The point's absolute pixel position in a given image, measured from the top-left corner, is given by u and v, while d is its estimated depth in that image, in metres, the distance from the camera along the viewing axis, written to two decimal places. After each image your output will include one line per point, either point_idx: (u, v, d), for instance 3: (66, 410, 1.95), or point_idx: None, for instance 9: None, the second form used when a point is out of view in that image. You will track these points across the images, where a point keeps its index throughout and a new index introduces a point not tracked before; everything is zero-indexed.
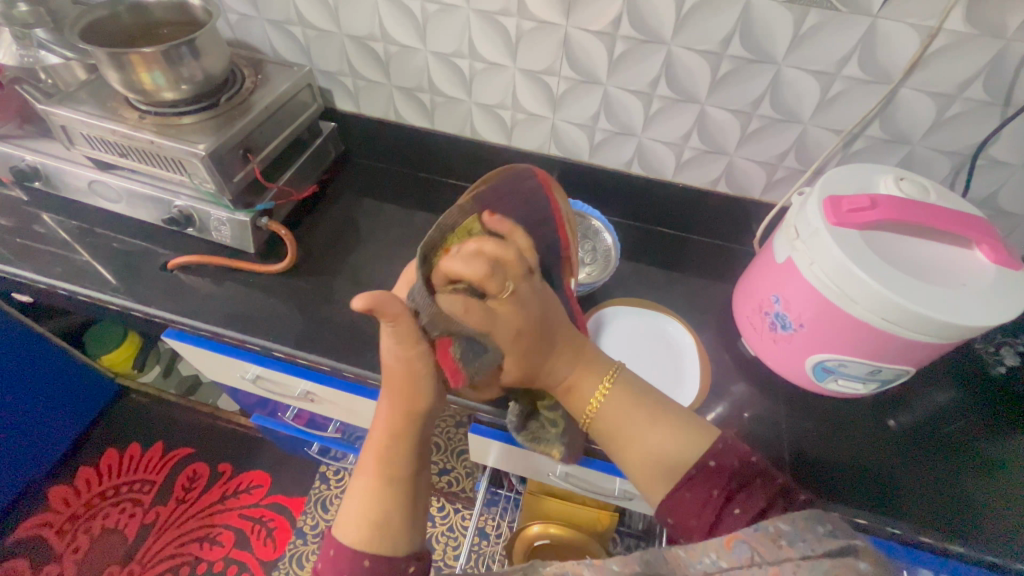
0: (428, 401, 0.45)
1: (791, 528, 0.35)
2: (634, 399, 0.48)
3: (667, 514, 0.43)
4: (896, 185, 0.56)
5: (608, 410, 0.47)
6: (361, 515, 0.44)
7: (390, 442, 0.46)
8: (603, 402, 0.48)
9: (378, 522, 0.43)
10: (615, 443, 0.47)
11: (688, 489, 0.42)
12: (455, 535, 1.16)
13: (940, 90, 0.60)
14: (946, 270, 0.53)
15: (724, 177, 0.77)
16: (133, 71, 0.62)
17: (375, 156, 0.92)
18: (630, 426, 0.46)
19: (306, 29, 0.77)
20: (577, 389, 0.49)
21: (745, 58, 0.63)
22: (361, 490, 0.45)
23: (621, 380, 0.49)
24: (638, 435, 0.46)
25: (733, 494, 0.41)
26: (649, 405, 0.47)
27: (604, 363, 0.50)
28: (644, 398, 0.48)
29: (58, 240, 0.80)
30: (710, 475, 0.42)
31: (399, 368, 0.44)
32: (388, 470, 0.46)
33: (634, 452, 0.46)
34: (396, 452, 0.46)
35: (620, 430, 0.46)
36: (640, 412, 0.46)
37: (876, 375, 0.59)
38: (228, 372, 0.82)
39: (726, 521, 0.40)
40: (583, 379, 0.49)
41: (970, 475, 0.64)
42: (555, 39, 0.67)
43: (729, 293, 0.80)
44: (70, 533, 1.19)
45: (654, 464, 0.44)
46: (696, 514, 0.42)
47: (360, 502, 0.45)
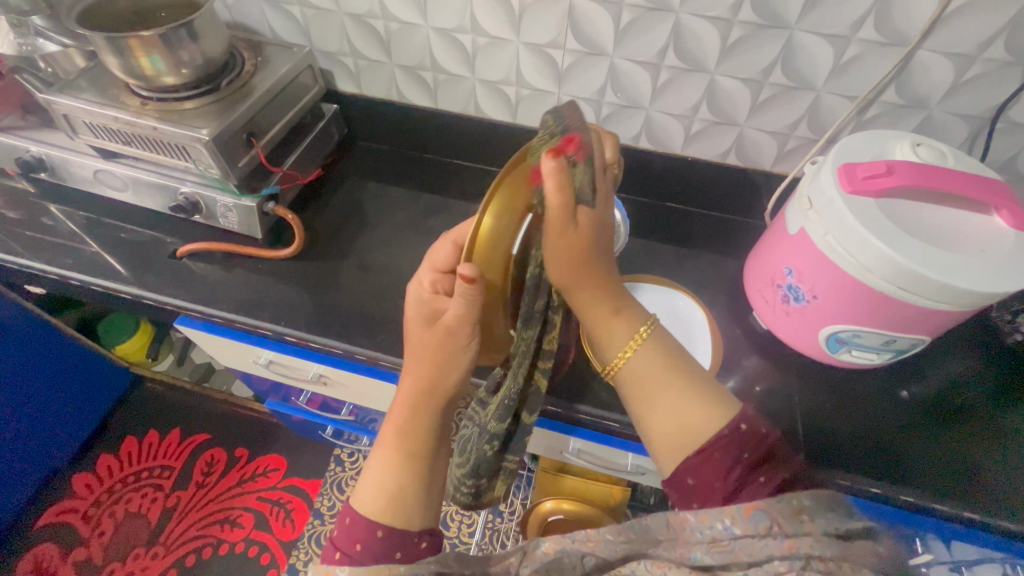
0: (455, 381, 0.47)
1: (814, 504, 0.36)
2: (665, 360, 0.47)
3: (685, 475, 0.43)
4: (912, 150, 0.55)
5: (636, 365, 0.48)
6: (379, 486, 0.46)
7: (412, 416, 0.48)
8: (632, 354, 0.47)
9: (394, 494, 0.45)
10: (641, 400, 0.47)
11: (718, 451, 0.42)
12: (469, 513, 1.18)
13: (959, 51, 0.58)
14: (964, 235, 0.52)
15: (734, 149, 0.76)
16: (132, 56, 0.61)
17: (379, 138, 0.91)
18: (660, 382, 0.46)
19: (304, 8, 0.75)
20: (607, 340, 0.48)
21: (756, 24, 0.61)
22: (381, 461, 0.47)
23: (653, 336, 0.48)
24: (664, 395, 0.46)
25: (757, 462, 0.42)
26: (678, 367, 0.47)
27: (642, 315, 0.50)
28: (675, 357, 0.48)
29: (67, 231, 0.81)
30: (741, 441, 0.42)
31: (439, 341, 0.46)
32: (408, 444, 0.47)
33: (659, 410, 0.46)
34: (417, 430, 0.48)
35: (650, 385, 0.47)
36: (668, 375, 0.46)
37: (892, 345, 0.58)
38: (242, 359, 0.83)
39: (751, 488, 0.40)
40: (621, 323, 0.48)
41: (984, 442, 0.64)
42: (559, 10, 0.66)
43: (739, 268, 0.79)
44: (94, 518, 1.22)
45: (673, 426, 0.45)
46: (720, 477, 0.41)
47: (381, 473, 0.46)
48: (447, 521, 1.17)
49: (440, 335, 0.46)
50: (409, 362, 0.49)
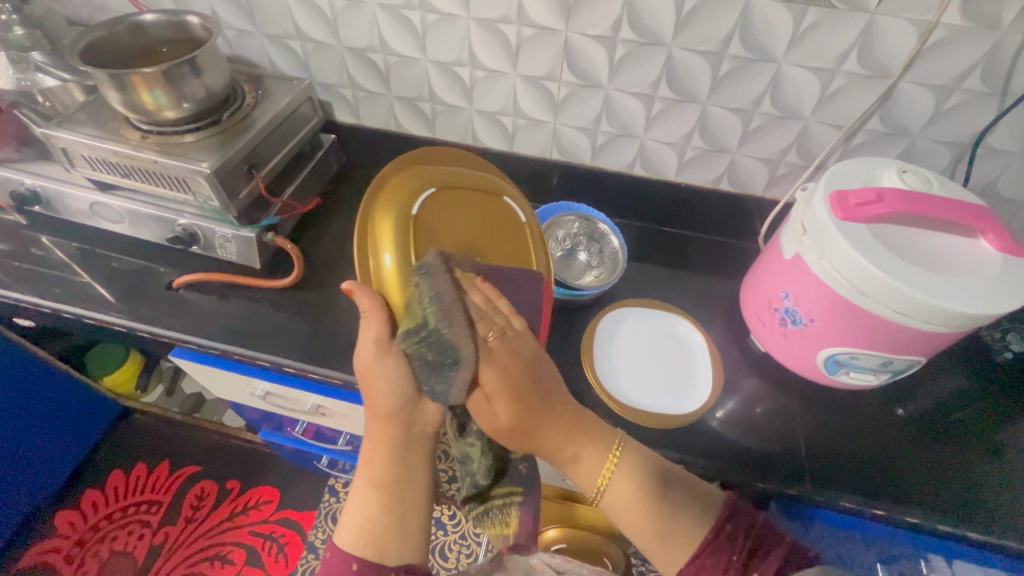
0: (398, 402, 0.51)
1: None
2: (641, 481, 0.50)
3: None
4: (899, 178, 0.57)
5: (616, 493, 0.50)
6: (352, 523, 0.50)
7: (375, 448, 0.52)
8: (608, 482, 0.50)
9: (363, 527, 0.49)
10: (620, 520, 0.50)
11: (712, 548, 0.46)
12: (468, 543, 1.15)
13: (938, 83, 0.60)
14: (953, 259, 0.54)
15: (727, 176, 0.78)
16: (134, 91, 0.61)
17: (375, 166, 0.92)
18: (637, 513, 0.49)
19: (305, 43, 0.77)
20: (584, 465, 0.51)
21: (745, 58, 0.63)
22: (356, 496, 0.51)
23: (625, 458, 0.51)
24: (643, 514, 0.49)
25: (748, 557, 0.44)
26: (654, 484, 0.50)
27: (608, 434, 0.53)
28: (649, 477, 0.51)
29: (58, 262, 0.80)
30: (728, 542, 0.46)
31: (368, 373, 0.51)
32: (373, 476, 0.51)
33: (643, 528, 0.48)
34: (385, 460, 0.51)
35: (629, 511, 0.49)
36: (644, 496, 0.49)
37: (889, 366, 0.59)
38: (238, 389, 0.81)
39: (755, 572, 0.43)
40: (589, 456, 0.51)
41: (979, 459, 0.65)
42: (555, 45, 0.68)
43: (734, 289, 0.81)
44: (78, 557, 1.17)
45: (643, 521, 0.48)
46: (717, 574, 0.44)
47: (355, 506, 0.50)
48: (445, 552, 1.15)
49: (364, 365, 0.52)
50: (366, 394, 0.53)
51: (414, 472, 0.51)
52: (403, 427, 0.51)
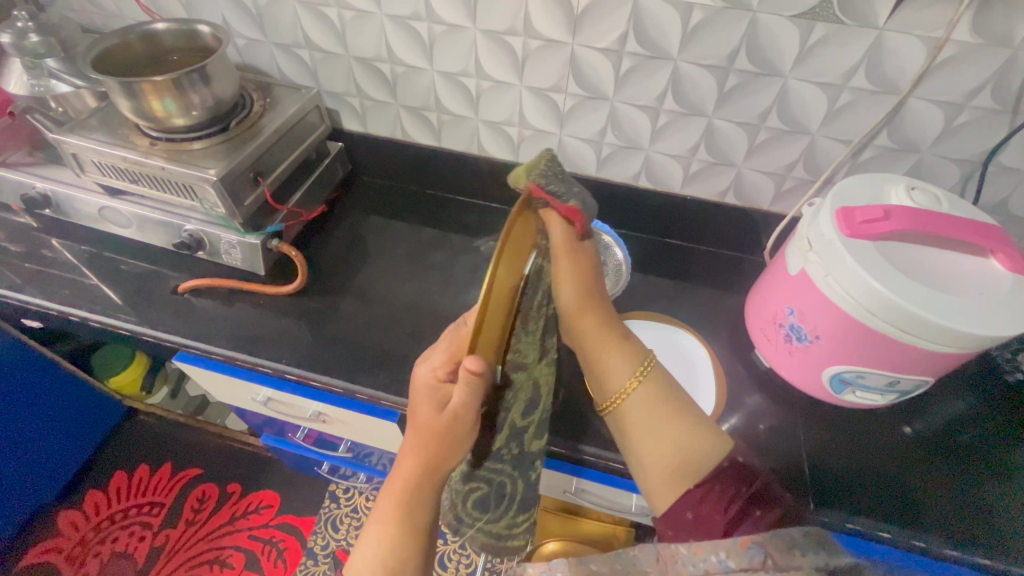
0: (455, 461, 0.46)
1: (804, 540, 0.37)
2: (663, 396, 0.51)
3: (668, 519, 0.48)
4: (907, 195, 0.56)
5: (635, 405, 0.51)
6: (374, 558, 0.47)
7: (410, 494, 0.47)
8: (631, 391, 0.51)
9: (393, 568, 0.47)
10: (631, 428, 0.51)
11: (715, 489, 0.48)
12: (467, 554, 1.14)
13: (947, 99, 0.60)
14: (961, 278, 0.53)
15: (733, 189, 0.77)
16: (144, 99, 0.62)
17: (381, 174, 0.93)
18: (654, 425, 0.50)
19: (313, 52, 0.77)
20: (609, 371, 0.52)
21: (752, 72, 0.63)
22: (376, 533, 0.48)
23: (654, 375, 0.52)
24: (657, 434, 0.49)
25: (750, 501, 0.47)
26: (672, 405, 0.51)
27: (643, 353, 0.53)
28: (671, 399, 0.51)
29: (67, 264, 0.81)
30: (734, 482, 0.48)
31: (436, 430, 0.44)
32: (410, 522, 0.47)
33: (650, 444, 0.50)
34: (422, 510, 0.47)
35: (646, 423, 0.50)
36: (666, 412, 0.50)
37: (896, 386, 0.58)
38: (240, 395, 0.81)
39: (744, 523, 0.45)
40: (618, 363, 0.52)
41: (988, 483, 0.64)
42: (562, 57, 0.68)
43: (739, 303, 0.80)
44: (79, 557, 1.18)
45: (656, 447, 0.49)
46: (693, 509, 0.47)
47: (377, 545, 0.47)
48: (445, 561, 1.14)
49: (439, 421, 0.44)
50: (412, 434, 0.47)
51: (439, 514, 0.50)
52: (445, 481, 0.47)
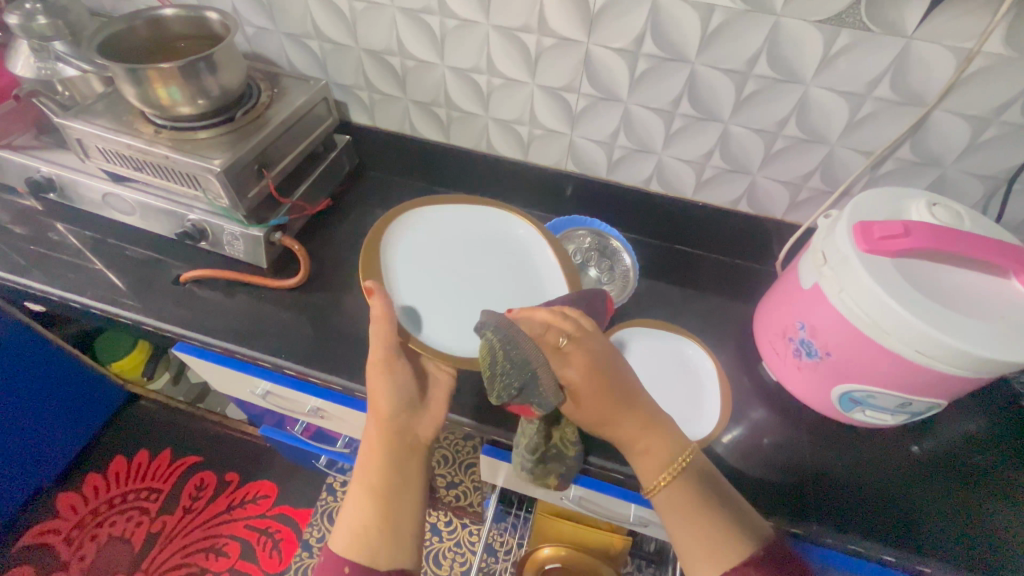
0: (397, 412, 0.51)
1: None
2: (703, 482, 0.49)
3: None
4: (928, 211, 0.54)
5: (672, 491, 0.48)
6: (348, 527, 0.47)
7: (369, 452, 0.50)
8: (671, 478, 0.48)
9: (359, 529, 0.47)
10: (670, 515, 0.48)
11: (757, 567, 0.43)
12: (462, 552, 1.14)
13: (974, 113, 0.58)
14: (982, 300, 0.51)
15: (746, 197, 0.76)
16: (150, 86, 0.61)
17: (389, 169, 0.92)
18: (690, 509, 0.47)
19: (323, 43, 0.76)
20: (649, 457, 0.50)
21: (771, 78, 0.61)
22: (353, 500, 0.49)
23: (693, 464, 0.49)
24: (694, 519, 0.46)
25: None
26: (709, 491, 0.48)
27: (681, 442, 0.51)
28: (710, 486, 0.49)
29: (71, 249, 0.80)
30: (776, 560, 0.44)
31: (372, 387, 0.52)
32: (370, 479, 0.49)
33: (689, 529, 0.46)
34: (382, 464, 0.50)
35: (683, 509, 0.47)
36: (703, 498, 0.47)
37: (907, 408, 0.57)
38: (239, 387, 0.81)
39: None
40: (657, 451, 0.50)
41: (994, 506, 0.62)
42: (576, 56, 0.66)
43: (747, 313, 0.78)
44: (76, 540, 1.18)
45: (688, 535, 0.46)
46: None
47: (349, 512, 0.48)
48: (440, 559, 1.14)
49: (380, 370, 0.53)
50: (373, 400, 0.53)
51: (414, 480, 0.50)
52: (403, 436, 0.51)
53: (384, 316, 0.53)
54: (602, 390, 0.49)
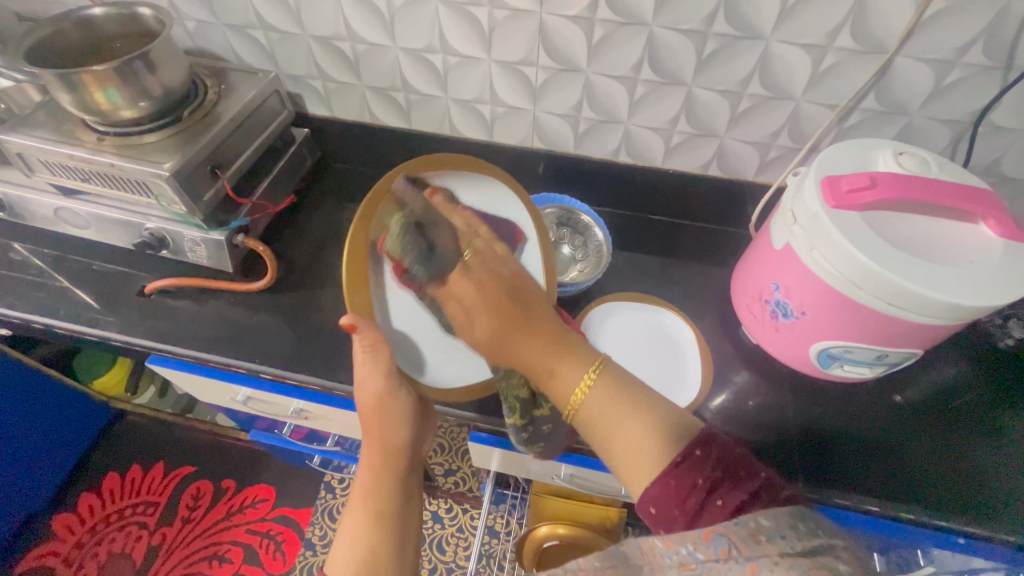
0: (404, 436, 0.53)
1: (772, 523, 0.34)
2: (619, 389, 0.46)
3: (648, 504, 0.41)
4: (895, 161, 0.53)
5: (595, 402, 0.46)
6: (349, 552, 0.47)
7: (371, 477, 0.51)
8: (586, 394, 0.46)
9: (368, 557, 0.47)
10: (602, 429, 0.45)
11: (681, 470, 0.40)
12: (465, 536, 1.15)
13: (937, 57, 0.57)
14: (952, 247, 0.51)
15: (716, 161, 0.74)
16: (86, 92, 0.58)
17: (354, 160, 0.89)
18: (609, 417, 0.45)
19: (268, 32, 0.73)
20: (561, 376, 0.47)
21: (731, 36, 0.59)
22: (352, 526, 0.49)
23: (606, 372, 0.47)
24: (618, 430, 0.44)
25: (716, 484, 0.39)
26: (627, 393, 0.46)
27: (592, 354, 0.48)
28: (627, 386, 0.46)
29: (31, 268, 0.77)
30: (699, 463, 0.40)
31: (376, 413, 0.52)
32: (375, 505, 0.50)
33: (616, 438, 0.44)
34: (386, 488, 0.51)
35: (608, 416, 0.45)
36: (625, 404, 0.45)
37: (884, 359, 0.57)
38: (219, 395, 0.79)
39: (708, 512, 0.38)
40: (566, 370, 0.47)
41: (978, 448, 0.63)
42: (530, 27, 0.64)
43: (726, 278, 0.78)
44: (76, 560, 1.17)
45: (632, 445, 0.43)
46: (676, 503, 0.39)
47: (352, 539, 0.48)
48: (443, 545, 1.15)
49: (377, 399, 0.51)
50: (368, 431, 0.53)
51: (413, 496, 0.53)
52: (407, 461, 0.53)
53: (375, 349, 0.49)
54: (505, 313, 0.48)
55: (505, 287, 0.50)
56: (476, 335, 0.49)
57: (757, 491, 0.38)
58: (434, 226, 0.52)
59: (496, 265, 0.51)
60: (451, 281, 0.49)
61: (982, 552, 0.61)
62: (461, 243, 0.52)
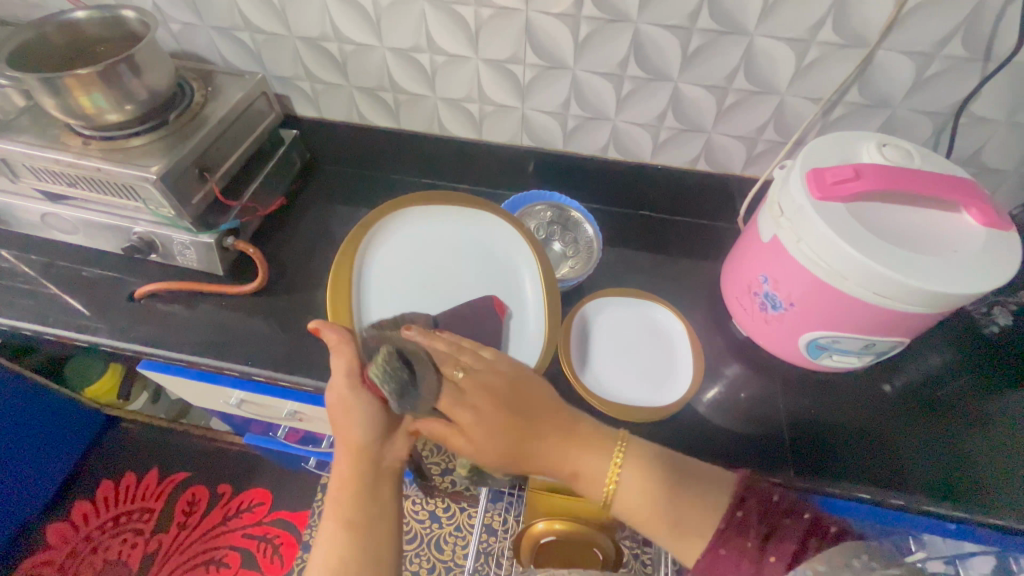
0: (371, 436, 0.49)
1: (828, 568, 0.43)
2: (650, 473, 0.49)
3: (705, 572, 0.46)
4: (878, 152, 0.54)
5: (627, 491, 0.49)
6: (322, 560, 0.45)
7: (341, 487, 0.48)
8: (619, 481, 0.49)
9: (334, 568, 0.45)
10: (644, 518, 0.48)
11: (732, 533, 0.46)
12: (462, 535, 1.15)
13: (917, 50, 0.57)
14: (935, 236, 0.51)
15: (704, 156, 0.75)
16: (70, 96, 0.58)
17: (343, 161, 0.89)
18: (654, 508, 0.48)
19: (254, 34, 0.72)
20: (585, 468, 0.49)
21: (716, 31, 0.60)
22: (324, 538, 0.47)
23: (631, 451, 0.50)
24: (667, 512, 0.47)
25: (763, 540, 0.46)
26: (664, 476, 0.49)
27: (610, 434, 0.50)
28: (659, 466, 0.50)
29: (18, 275, 0.77)
30: (743, 525, 0.47)
31: (340, 412, 0.50)
32: (345, 515, 0.47)
33: (671, 528, 0.47)
34: (354, 497, 0.48)
35: (648, 506, 0.48)
36: (659, 488, 0.48)
37: (872, 348, 0.57)
38: (212, 398, 0.79)
39: (769, 564, 0.44)
40: (592, 458, 0.49)
41: (966, 435, 0.64)
42: (517, 25, 0.64)
43: (716, 272, 0.79)
44: (72, 569, 1.17)
45: (666, 519, 0.47)
46: (740, 561, 0.45)
47: (324, 548, 0.46)
48: (441, 544, 1.15)
49: (340, 397, 0.50)
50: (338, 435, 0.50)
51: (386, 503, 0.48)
52: (377, 464, 0.49)
53: (339, 347, 0.51)
54: (505, 428, 0.49)
55: (503, 397, 0.50)
56: (485, 452, 0.48)
57: (807, 538, 0.46)
58: (418, 358, 0.50)
59: (489, 372, 0.51)
60: (449, 411, 0.49)
61: (972, 537, 0.62)
62: (444, 366, 0.50)
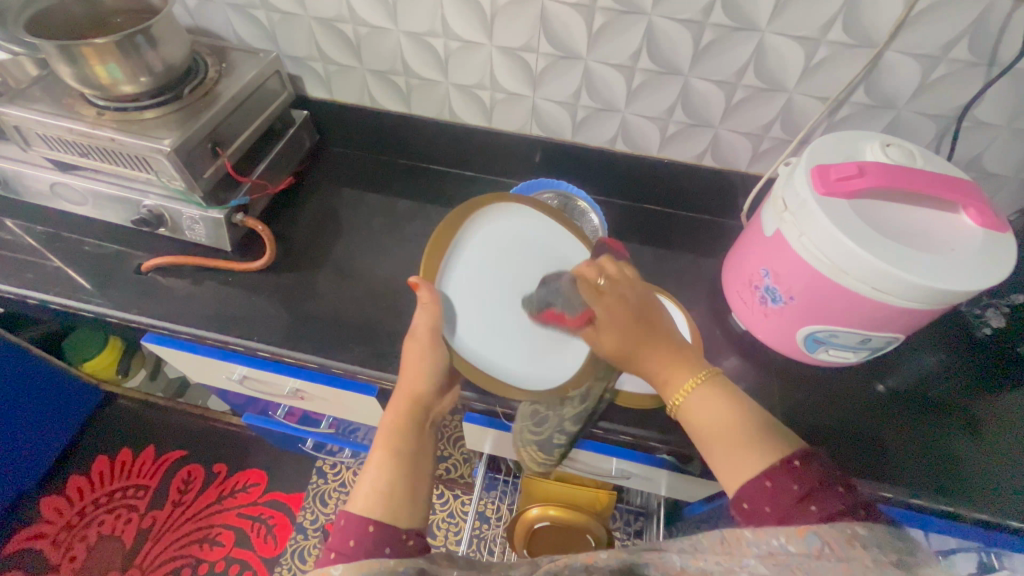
0: (426, 382, 0.52)
1: (870, 534, 0.35)
2: (723, 404, 0.46)
3: (740, 499, 0.41)
4: (882, 151, 0.55)
5: (694, 410, 0.47)
6: (372, 487, 0.45)
7: (403, 425, 0.50)
8: (688, 398, 0.47)
9: (382, 492, 0.45)
10: (695, 433, 0.47)
11: (778, 472, 0.40)
12: (456, 521, 1.16)
13: (925, 52, 0.59)
14: (934, 235, 0.53)
15: (710, 151, 0.76)
16: (86, 64, 0.58)
17: (352, 145, 0.90)
18: (713, 429, 0.45)
19: (270, 12, 0.73)
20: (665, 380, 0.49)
21: (728, 27, 0.61)
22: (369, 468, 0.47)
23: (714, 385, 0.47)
24: (724, 452, 0.43)
25: (812, 488, 0.39)
26: (736, 416, 0.45)
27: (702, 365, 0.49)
28: (736, 408, 0.46)
29: (24, 246, 0.77)
30: (791, 472, 0.40)
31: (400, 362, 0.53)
32: (394, 444, 0.48)
33: (725, 460, 0.43)
34: (405, 432, 0.50)
35: (704, 426, 0.46)
36: (721, 425, 0.45)
37: (867, 344, 0.59)
38: (213, 374, 0.80)
39: (801, 514, 0.37)
40: (673, 373, 0.49)
41: (956, 434, 0.66)
42: (532, 13, 0.65)
43: (717, 267, 0.80)
44: (65, 542, 1.17)
45: (719, 451, 0.44)
46: (772, 503, 0.39)
47: (370, 476, 0.46)
48: (434, 530, 1.16)
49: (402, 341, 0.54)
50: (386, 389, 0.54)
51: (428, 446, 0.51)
52: (424, 411, 0.52)
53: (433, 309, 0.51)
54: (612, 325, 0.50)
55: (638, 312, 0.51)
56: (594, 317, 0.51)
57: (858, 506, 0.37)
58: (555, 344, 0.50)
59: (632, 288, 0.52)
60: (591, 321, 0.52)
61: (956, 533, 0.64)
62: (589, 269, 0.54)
